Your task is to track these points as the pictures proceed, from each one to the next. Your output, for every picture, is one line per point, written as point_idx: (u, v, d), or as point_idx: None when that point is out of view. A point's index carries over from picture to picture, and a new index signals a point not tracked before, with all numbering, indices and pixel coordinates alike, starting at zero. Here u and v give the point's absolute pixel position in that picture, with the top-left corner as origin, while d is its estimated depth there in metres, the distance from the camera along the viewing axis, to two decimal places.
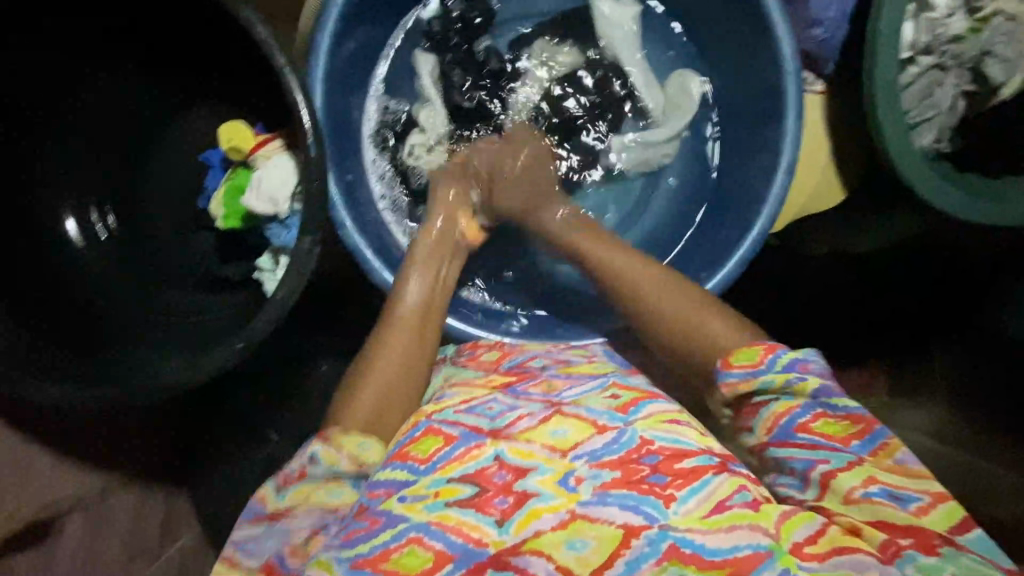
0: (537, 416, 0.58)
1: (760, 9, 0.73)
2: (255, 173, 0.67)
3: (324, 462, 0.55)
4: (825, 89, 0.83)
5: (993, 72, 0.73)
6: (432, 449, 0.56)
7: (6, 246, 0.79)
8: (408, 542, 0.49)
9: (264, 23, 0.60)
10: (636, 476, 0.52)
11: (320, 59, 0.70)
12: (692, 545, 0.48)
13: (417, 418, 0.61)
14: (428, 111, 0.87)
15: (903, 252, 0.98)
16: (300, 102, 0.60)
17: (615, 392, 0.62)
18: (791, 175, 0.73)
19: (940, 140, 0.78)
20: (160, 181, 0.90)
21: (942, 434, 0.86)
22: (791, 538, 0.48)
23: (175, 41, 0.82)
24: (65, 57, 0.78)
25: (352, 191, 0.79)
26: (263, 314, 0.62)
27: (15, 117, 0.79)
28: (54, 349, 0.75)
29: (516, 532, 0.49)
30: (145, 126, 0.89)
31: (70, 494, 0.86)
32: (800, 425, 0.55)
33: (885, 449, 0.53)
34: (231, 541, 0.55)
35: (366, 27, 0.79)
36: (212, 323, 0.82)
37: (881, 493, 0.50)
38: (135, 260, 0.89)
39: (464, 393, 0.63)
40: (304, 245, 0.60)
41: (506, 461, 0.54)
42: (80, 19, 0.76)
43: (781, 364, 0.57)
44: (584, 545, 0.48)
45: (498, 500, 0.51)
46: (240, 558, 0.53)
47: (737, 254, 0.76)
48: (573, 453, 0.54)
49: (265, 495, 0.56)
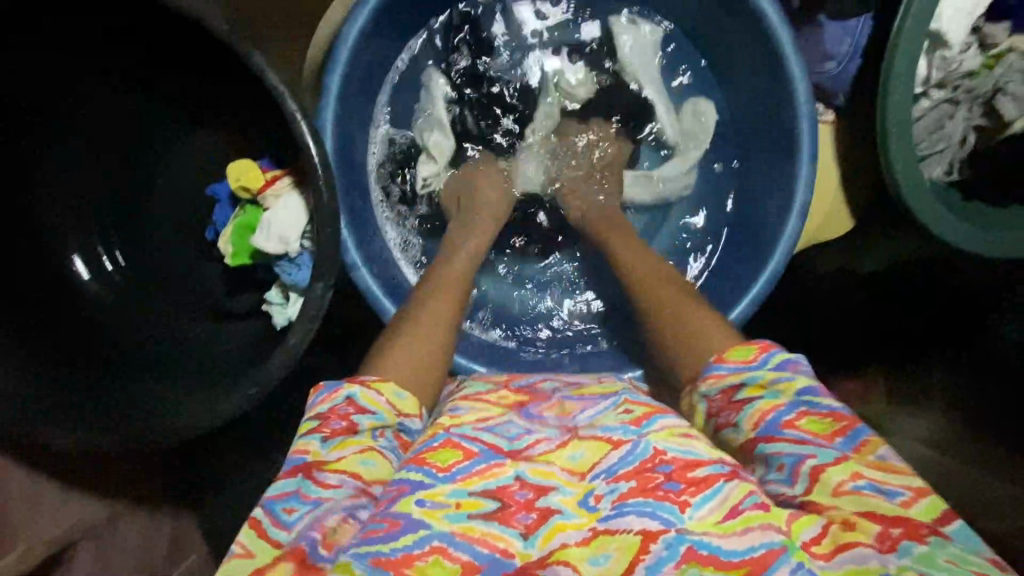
0: (555, 441, 0.57)
1: (775, 43, 0.72)
2: (265, 214, 0.67)
3: (364, 408, 0.57)
4: (835, 120, 0.82)
5: (1005, 108, 0.73)
6: (450, 460, 0.53)
7: (6, 245, 0.79)
8: (431, 552, 0.47)
9: (273, 67, 0.59)
10: (650, 484, 0.51)
11: (331, 99, 0.69)
12: (709, 547, 0.47)
13: (434, 430, 0.58)
14: (437, 138, 0.87)
15: (908, 278, 0.98)
16: (312, 148, 0.60)
17: (628, 406, 0.61)
18: (805, 218, 0.74)
19: (950, 172, 0.78)
20: (172, 181, 0.89)
21: (945, 445, 0.88)
22: (801, 537, 0.48)
23: (174, 42, 0.77)
24: (64, 59, 0.76)
25: (363, 225, 0.79)
26: (275, 360, 0.62)
27: (14, 118, 0.77)
28: (49, 350, 0.77)
29: (542, 545, 0.49)
30: (145, 126, 0.87)
31: (75, 523, 0.82)
32: (785, 423, 0.54)
33: (867, 445, 0.51)
34: (263, 502, 0.51)
35: (378, 56, 0.79)
36: (225, 355, 0.82)
37: (867, 486, 0.49)
38: (135, 261, 0.90)
39: (477, 410, 0.61)
40: (316, 291, 0.61)
41: (528, 480, 0.53)
42: (80, 18, 0.71)
43: (772, 362, 0.58)
44: (607, 558, 0.48)
45: (521, 515, 0.51)
46: (269, 528, 0.49)
47: (750, 292, 0.76)
48: (592, 474, 0.54)
49: (307, 446, 0.54)
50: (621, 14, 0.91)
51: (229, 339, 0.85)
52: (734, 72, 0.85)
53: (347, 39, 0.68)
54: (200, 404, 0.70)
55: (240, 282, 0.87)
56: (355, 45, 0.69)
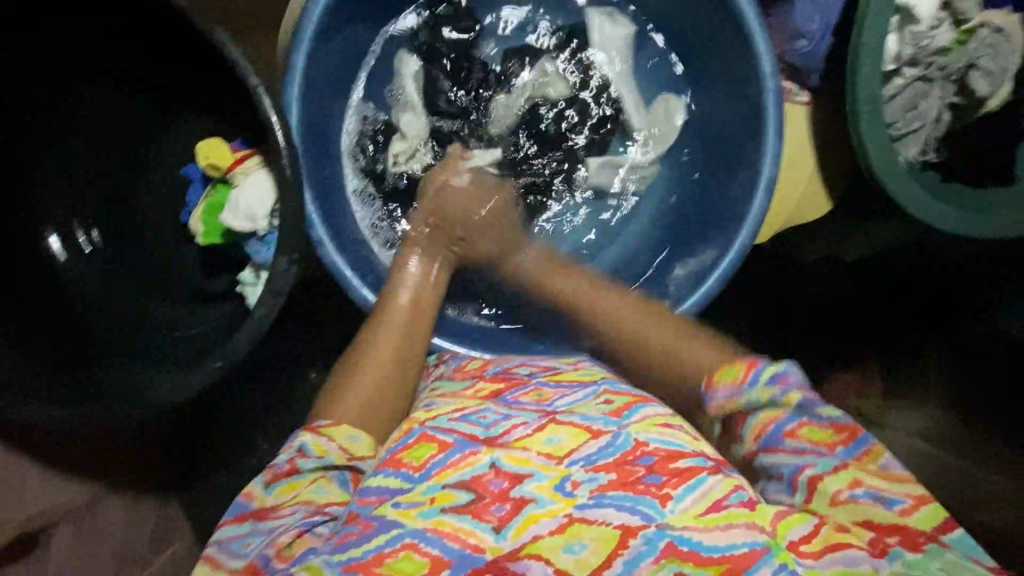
0: (532, 425, 0.55)
1: (739, 18, 0.73)
2: (232, 192, 0.69)
3: (316, 455, 0.57)
4: (810, 100, 0.82)
5: (978, 85, 0.73)
6: (425, 457, 0.53)
7: (6, 246, 0.81)
8: (403, 548, 0.47)
9: (237, 46, 0.61)
10: (631, 477, 0.50)
11: (296, 75, 0.70)
12: (690, 543, 0.46)
13: (409, 426, 0.57)
14: (409, 117, 0.88)
15: (893, 264, 0.97)
16: (274, 120, 0.60)
17: (608, 397, 0.59)
18: (771, 194, 0.74)
19: (926, 151, 0.78)
20: (157, 175, 0.88)
21: (937, 437, 0.90)
22: (789, 536, 0.48)
23: (171, 41, 0.75)
24: (61, 65, 0.78)
25: (330, 201, 0.80)
26: (241, 335, 0.64)
27: (14, 118, 0.79)
28: (50, 350, 0.78)
29: (514, 537, 0.47)
30: (145, 125, 0.87)
31: (62, 504, 0.86)
32: (786, 433, 0.54)
33: (869, 454, 0.53)
34: (210, 546, 0.53)
35: (348, 32, 0.79)
36: (201, 334, 0.83)
37: (864, 494, 0.50)
38: (121, 253, 0.88)
39: (456, 402, 0.61)
40: (280, 265, 0.61)
41: (503, 468, 0.51)
42: (80, 18, 0.73)
43: (763, 379, 0.57)
44: (582, 547, 0.47)
45: (495, 507, 0.49)
46: (222, 559, 0.51)
47: (717, 271, 0.76)
48: (570, 459, 0.52)
49: (252, 491, 0.56)
50: (605, 7, 0.92)
51: (199, 324, 0.85)
52: (706, 55, 0.85)
53: (312, 17, 0.69)
54: (173, 383, 0.71)
55: (216, 264, 0.87)
56: (321, 23, 0.70)
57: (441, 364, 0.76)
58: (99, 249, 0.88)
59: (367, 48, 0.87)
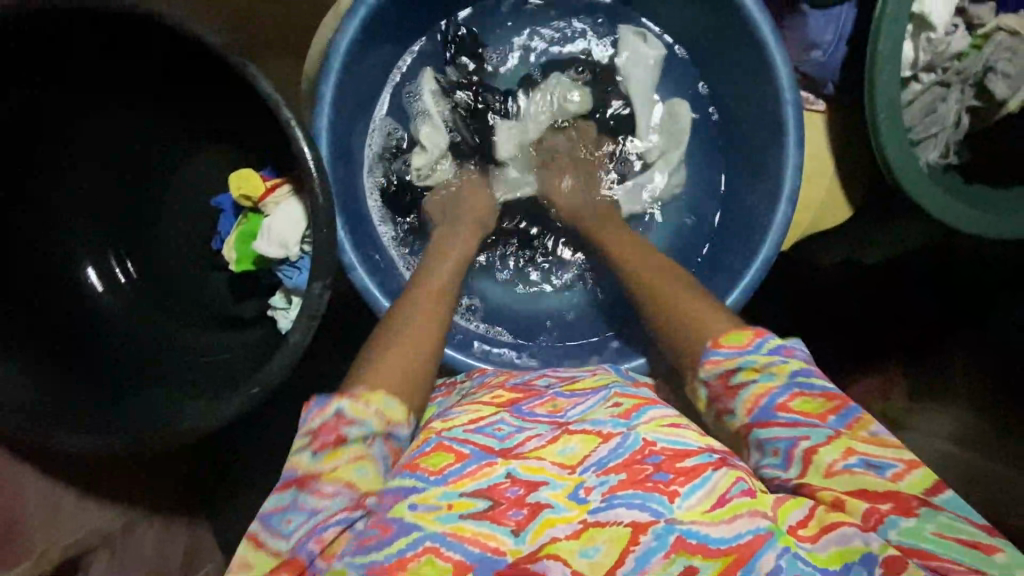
0: (545, 437, 0.54)
1: (757, 36, 0.74)
2: (264, 220, 0.71)
3: (353, 421, 0.55)
4: (825, 109, 0.83)
5: (996, 87, 0.73)
6: (442, 464, 0.52)
7: (26, 269, 0.83)
8: (424, 552, 0.47)
9: (266, 77, 0.64)
10: (640, 475, 0.49)
11: (326, 107, 0.73)
12: (698, 536, 0.46)
13: (427, 435, 0.57)
14: (427, 129, 0.89)
15: (911, 262, 0.97)
16: (307, 152, 0.62)
17: (617, 400, 0.59)
18: (795, 203, 0.75)
19: (946, 155, 0.78)
20: (182, 195, 0.91)
21: (966, 438, 0.86)
22: (788, 521, 0.48)
23: (185, 68, 0.79)
24: (85, 95, 0.81)
25: (358, 224, 0.82)
26: (280, 355, 0.65)
27: (33, 145, 0.80)
28: (62, 372, 0.79)
29: (532, 540, 0.47)
30: (163, 151, 0.90)
31: (94, 529, 0.84)
32: (779, 405, 0.55)
33: (858, 422, 0.54)
34: (255, 519, 0.52)
35: (376, 53, 0.81)
36: (232, 356, 0.85)
37: (858, 463, 0.51)
38: (150, 278, 0.92)
39: (472, 412, 0.60)
40: (315, 291, 0.63)
41: (519, 477, 0.50)
42: (96, 49, 0.74)
43: (767, 347, 0.59)
44: (596, 551, 0.47)
45: (513, 511, 0.48)
46: (266, 537, 0.50)
47: (742, 281, 0.77)
48: (582, 467, 0.51)
49: (296, 462, 0.53)
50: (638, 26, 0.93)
51: (230, 347, 0.87)
52: (722, 63, 0.86)
53: (340, 49, 0.71)
54: (203, 407, 0.72)
55: (245, 288, 0.90)
56: (348, 55, 0.72)
57: (467, 381, 0.76)
58: (134, 280, 0.91)
59: (393, 63, 0.89)
